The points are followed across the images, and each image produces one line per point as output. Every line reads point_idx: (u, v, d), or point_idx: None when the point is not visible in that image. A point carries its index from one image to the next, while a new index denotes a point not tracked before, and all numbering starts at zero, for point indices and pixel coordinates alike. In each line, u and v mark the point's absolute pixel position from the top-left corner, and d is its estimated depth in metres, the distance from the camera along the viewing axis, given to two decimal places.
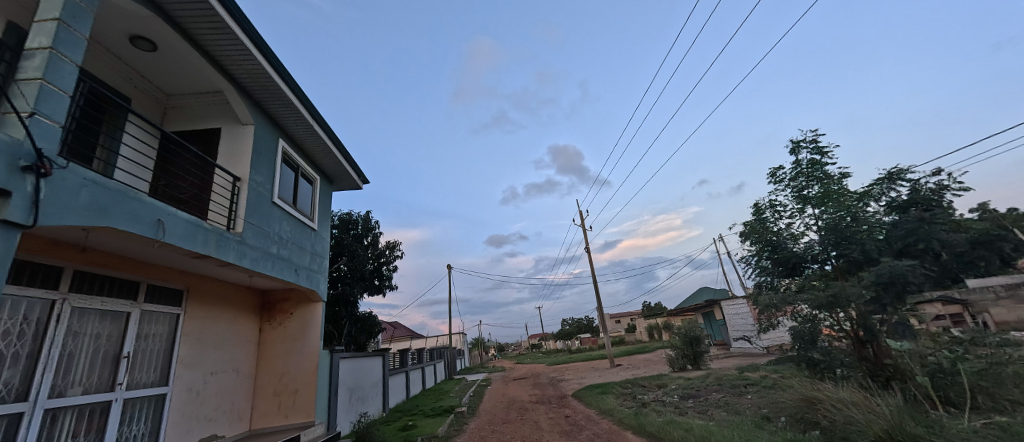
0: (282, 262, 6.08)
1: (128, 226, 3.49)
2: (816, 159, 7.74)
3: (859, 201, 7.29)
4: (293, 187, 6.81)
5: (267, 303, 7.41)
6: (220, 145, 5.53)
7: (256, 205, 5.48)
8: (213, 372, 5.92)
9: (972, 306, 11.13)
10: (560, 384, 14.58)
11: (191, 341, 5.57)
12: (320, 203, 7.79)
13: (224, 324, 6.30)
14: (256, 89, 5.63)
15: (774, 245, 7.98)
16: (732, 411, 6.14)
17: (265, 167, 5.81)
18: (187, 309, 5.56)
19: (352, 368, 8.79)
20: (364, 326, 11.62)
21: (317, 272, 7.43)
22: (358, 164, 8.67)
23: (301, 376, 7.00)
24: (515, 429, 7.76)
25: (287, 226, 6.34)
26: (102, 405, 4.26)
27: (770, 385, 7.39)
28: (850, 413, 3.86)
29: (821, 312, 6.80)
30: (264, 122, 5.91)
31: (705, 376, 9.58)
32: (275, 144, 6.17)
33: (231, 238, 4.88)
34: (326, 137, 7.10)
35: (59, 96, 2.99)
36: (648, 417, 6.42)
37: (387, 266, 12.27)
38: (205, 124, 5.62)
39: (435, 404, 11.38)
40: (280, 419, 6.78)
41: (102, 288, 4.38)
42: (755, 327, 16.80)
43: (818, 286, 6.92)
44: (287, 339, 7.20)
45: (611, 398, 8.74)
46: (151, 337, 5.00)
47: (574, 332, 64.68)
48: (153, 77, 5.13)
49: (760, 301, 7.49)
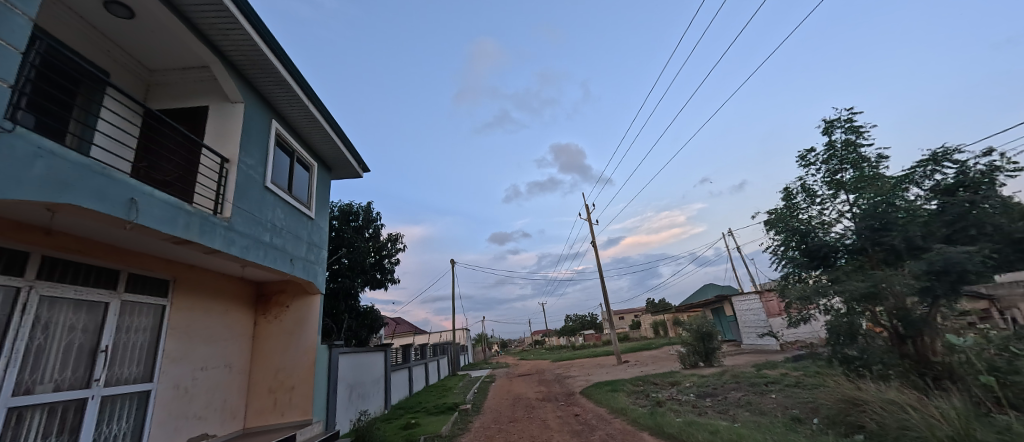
0: (275, 252, 5.70)
1: (94, 204, 3.10)
2: (852, 140, 7.37)
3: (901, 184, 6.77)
4: (287, 173, 6.42)
5: (262, 295, 7.06)
6: (206, 125, 5.14)
7: (246, 188, 5.09)
8: (203, 367, 5.58)
9: (1001, 302, 9.93)
10: (566, 381, 14.20)
11: (179, 334, 5.24)
12: (317, 190, 7.41)
13: (216, 316, 5.96)
14: (245, 64, 5.21)
15: (803, 233, 7.70)
16: (756, 411, 5.72)
17: (256, 149, 5.42)
18: (174, 300, 5.22)
19: (352, 364, 8.46)
20: (366, 320, 11.27)
21: (314, 263, 7.06)
22: (357, 150, 8.25)
23: (298, 373, 6.66)
24: (522, 428, 7.37)
25: (281, 213, 5.95)
26: (77, 402, 3.91)
27: (793, 384, 6.94)
28: (905, 416, 3.43)
29: (855, 306, 6.41)
30: (254, 101, 5.50)
31: (721, 373, 9.14)
32: (267, 125, 5.77)
33: (218, 223, 4.50)
34: (323, 120, 6.68)
35: (8, 51, 2.60)
36: (665, 418, 6.02)
37: (389, 259, 11.91)
38: (192, 103, 5.23)
39: (438, 401, 11.02)
40: (275, 417, 6.43)
41: (77, 277, 4.02)
42: (769, 324, 16.26)
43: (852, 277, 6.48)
44: (283, 334, 6.85)
45: (623, 397, 8.34)
46: (132, 330, 4.64)
47: (578, 328, 64.34)
48: (134, 49, 4.74)
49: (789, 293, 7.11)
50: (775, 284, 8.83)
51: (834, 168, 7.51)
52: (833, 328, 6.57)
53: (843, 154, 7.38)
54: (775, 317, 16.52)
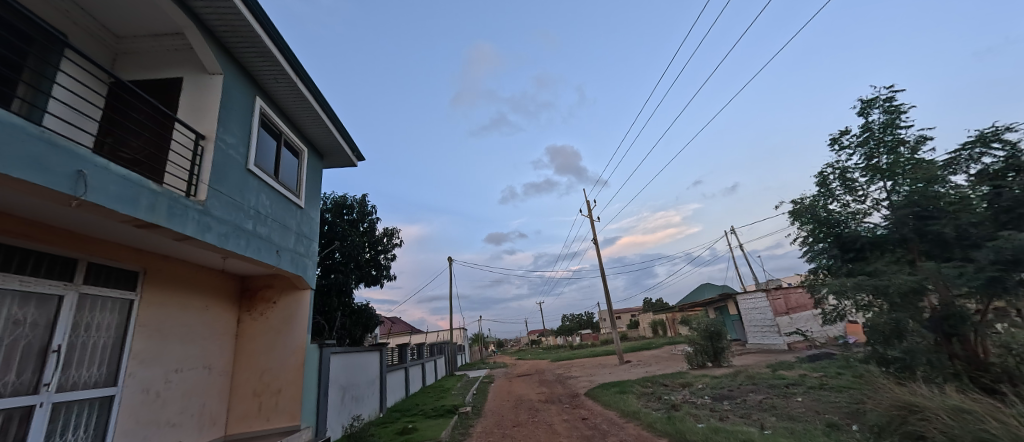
0: (259, 241, 5.16)
1: (31, 175, 2.55)
2: (890, 121, 7.00)
3: (947, 168, 6.27)
4: (274, 156, 5.88)
5: (247, 290, 6.52)
6: (180, 98, 4.58)
7: (226, 170, 4.56)
8: (178, 369, 5.04)
9: None
10: (569, 382, 13.71)
11: (151, 333, 4.70)
12: (307, 177, 6.87)
13: (194, 313, 5.43)
14: (226, 33, 4.67)
15: (833, 224, 7.57)
16: (784, 416, 5.27)
17: (237, 127, 4.87)
18: (144, 294, 4.69)
19: (345, 364, 7.96)
20: (360, 319, 10.73)
21: (304, 256, 6.53)
22: (351, 136, 7.70)
23: (286, 374, 6.13)
24: (528, 433, 6.87)
25: (266, 200, 5.41)
26: (24, 410, 3.35)
27: (818, 386, 6.51)
28: (982, 427, 2.98)
29: (898, 309, 5.89)
30: (235, 74, 4.96)
31: (735, 374, 8.71)
32: (250, 102, 5.23)
33: (191, 206, 3.97)
34: (312, 99, 6.12)
35: None
36: (685, 423, 5.56)
37: (385, 255, 11.36)
38: (167, 76, 4.69)
39: (435, 403, 10.51)
40: (260, 422, 5.89)
41: (25, 266, 3.49)
42: (776, 322, 15.87)
43: (897, 269, 6.19)
44: (269, 332, 6.31)
45: (633, 399, 7.89)
46: (93, 328, 4.10)
47: (575, 328, 63.94)
48: (99, 12, 4.19)
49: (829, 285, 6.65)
50: (805, 279, 8.54)
51: (869, 153, 7.11)
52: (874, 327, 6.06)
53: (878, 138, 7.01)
54: (781, 316, 16.06)
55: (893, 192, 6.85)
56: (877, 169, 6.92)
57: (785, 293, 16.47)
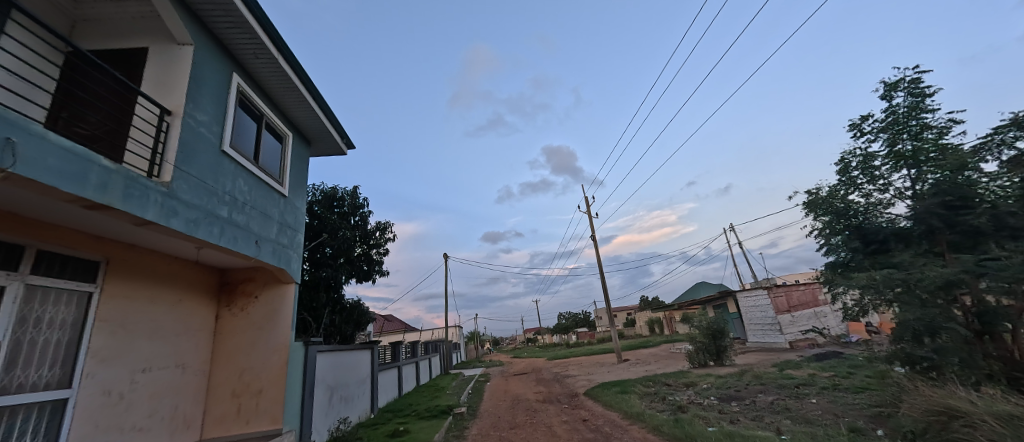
0: (235, 230, 4.72)
1: None
2: (916, 105, 6.70)
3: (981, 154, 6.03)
4: (254, 139, 5.43)
5: (227, 284, 6.09)
6: (146, 70, 4.13)
7: (195, 149, 4.11)
8: (146, 368, 4.61)
9: None
10: (567, 381, 13.36)
11: (113, 329, 4.26)
12: (292, 164, 6.42)
13: (165, 308, 4.99)
14: (199, 1, 4.21)
15: (854, 216, 7.39)
16: (801, 419, 4.95)
17: (209, 103, 4.42)
18: (107, 286, 4.26)
19: (333, 363, 7.53)
20: (351, 316, 10.29)
21: (289, 248, 6.10)
22: (339, 121, 7.25)
23: (267, 374, 5.70)
24: (526, 436, 6.50)
25: (244, 185, 4.97)
26: None
27: (831, 386, 6.20)
28: None
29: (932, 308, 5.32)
30: (209, 47, 4.51)
31: (740, 374, 8.38)
32: (226, 79, 4.78)
33: (153, 187, 3.54)
34: (295, 77, 5.67)
35: None
36: (695, 427, 5.22)
37: (378, 250, 10.91)
38: (133, 46, 4.26)
39: (429, 404, 10.11)
40: (239, 426, 5.46)
41: None
42: (778, 321, 15.61)
43: (926, 263, 5.88)
44: (249, 329, 5.87)
45: (636, 399, 7.56)
46: (44, 323, 3.66)
47: (571, 326, 63.79)
48: None
49: (857, 280, 6.12)
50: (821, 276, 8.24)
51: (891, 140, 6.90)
52: (902, 323, 5.57)
53: (901, 123, 6.77)
54: (783, 314, 15.79)
55: (919, 180, 6.62)
56: (901, 156, 6.70)
57: (786, 291, 16.26)
